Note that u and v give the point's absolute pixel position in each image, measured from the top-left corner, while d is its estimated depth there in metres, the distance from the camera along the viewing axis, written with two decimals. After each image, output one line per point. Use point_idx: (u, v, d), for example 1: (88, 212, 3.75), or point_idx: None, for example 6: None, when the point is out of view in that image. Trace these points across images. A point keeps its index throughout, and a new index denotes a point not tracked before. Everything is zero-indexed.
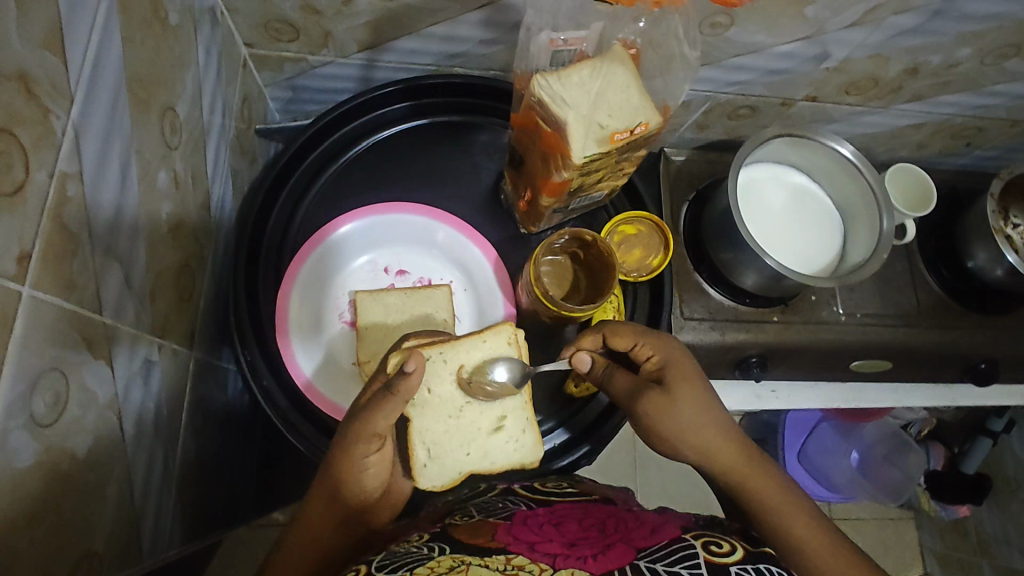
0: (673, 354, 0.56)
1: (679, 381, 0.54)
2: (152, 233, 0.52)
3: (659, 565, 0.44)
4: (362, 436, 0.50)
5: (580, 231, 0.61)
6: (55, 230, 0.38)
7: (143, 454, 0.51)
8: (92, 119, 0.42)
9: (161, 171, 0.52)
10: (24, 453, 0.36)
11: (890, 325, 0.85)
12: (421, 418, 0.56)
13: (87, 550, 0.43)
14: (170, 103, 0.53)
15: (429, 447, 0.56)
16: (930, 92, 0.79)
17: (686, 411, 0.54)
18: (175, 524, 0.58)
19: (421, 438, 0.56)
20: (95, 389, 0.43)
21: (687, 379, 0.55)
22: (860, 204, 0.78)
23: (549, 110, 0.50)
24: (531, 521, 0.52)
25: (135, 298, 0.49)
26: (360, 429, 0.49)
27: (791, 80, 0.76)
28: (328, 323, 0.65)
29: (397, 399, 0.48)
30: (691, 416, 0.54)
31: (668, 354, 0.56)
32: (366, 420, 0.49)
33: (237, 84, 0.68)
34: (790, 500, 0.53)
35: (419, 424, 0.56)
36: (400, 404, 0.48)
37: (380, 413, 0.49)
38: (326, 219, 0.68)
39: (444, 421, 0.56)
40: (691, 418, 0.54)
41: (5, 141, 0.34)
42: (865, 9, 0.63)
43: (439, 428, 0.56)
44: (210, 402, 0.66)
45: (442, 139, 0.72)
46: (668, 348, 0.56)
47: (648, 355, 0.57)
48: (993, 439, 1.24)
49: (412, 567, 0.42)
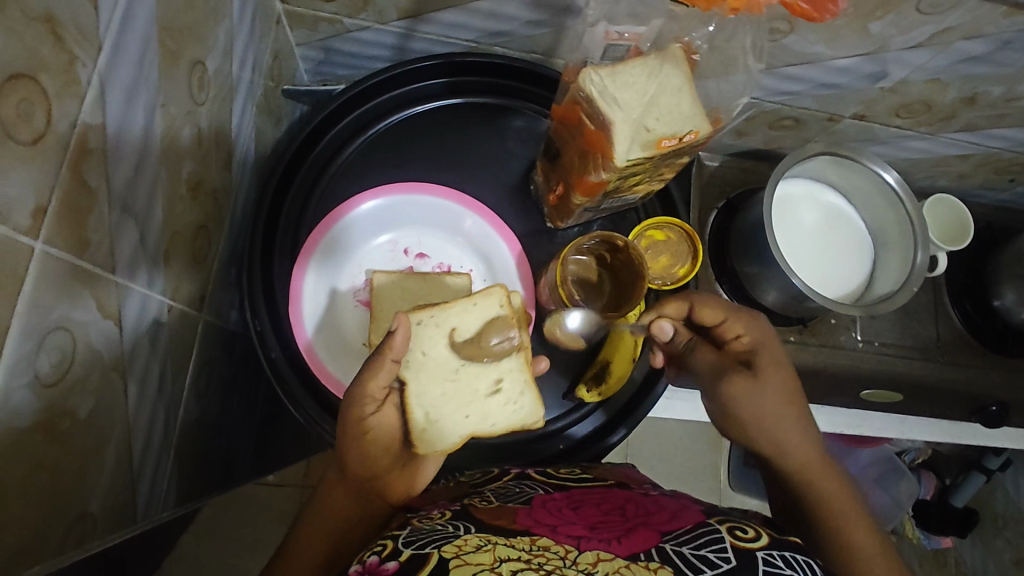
0: (764, 334, 0.58)
1: (769, 366, 0.56)
2: (171, 190, 0.50)
3: (684, 550, 0.46)
4: (356, 399, 0.50)
5: (611, 235, 0.60)
6: (73, 184, 0.37)
7: (145, 416, 0.50)
8: (119, 68, 0.39)
9: (185, 127, 0.50)
10: (26, 412, 0.35)
11: (907, 357, 0.83)
12: (416, 382, 0.52)
13: (81, 512, 0.42)
14: (200, 57, 0.50)
15: (428, 410, 0.53)
16: (984, 124, 0.76)
17: (781, 390, 0.56)
18: (171, 485, 0.58)
19: (416, 401, 0.53)
20: (102, 350, 0.42)
21: (780, 359, 0.57)
22: (895, 233, 0.75)
23: (596, 107, 0.48)
24: (550, 503, 0.54)
25: (148, 259, 0.47)
26: (356, 392, 0.50)
27: (842, 96, 0.73)
28: (344, 301, 0.64)
29: (384, 359, 0.49)
30: (784, 396, 0.56)
31: (758, 337, 0.57)
32: (358, 384, 0.49)
33: (268, 40, 0.65)
34: (841, 494, 0.56)
35: (415, 390, 0.52)
36: (388, 363, 0.48)
37: (371, 376, 0.49)
38: (349, 191, 0.66)
39: (438, 385, 0.53)
40: (783, 397, 0.56)
41: (26, 87, 0.32)
42: (934, 30, 0.60)
43: (437, 389, 0.53)
44: (215, 365, 0.65)
45: (475, 120, 0.69)
46: (759, 329, 0.58)
47: (740, 334, 0.58)
48: (986, 476, 1.19)
49: (440, 546, 0.45)
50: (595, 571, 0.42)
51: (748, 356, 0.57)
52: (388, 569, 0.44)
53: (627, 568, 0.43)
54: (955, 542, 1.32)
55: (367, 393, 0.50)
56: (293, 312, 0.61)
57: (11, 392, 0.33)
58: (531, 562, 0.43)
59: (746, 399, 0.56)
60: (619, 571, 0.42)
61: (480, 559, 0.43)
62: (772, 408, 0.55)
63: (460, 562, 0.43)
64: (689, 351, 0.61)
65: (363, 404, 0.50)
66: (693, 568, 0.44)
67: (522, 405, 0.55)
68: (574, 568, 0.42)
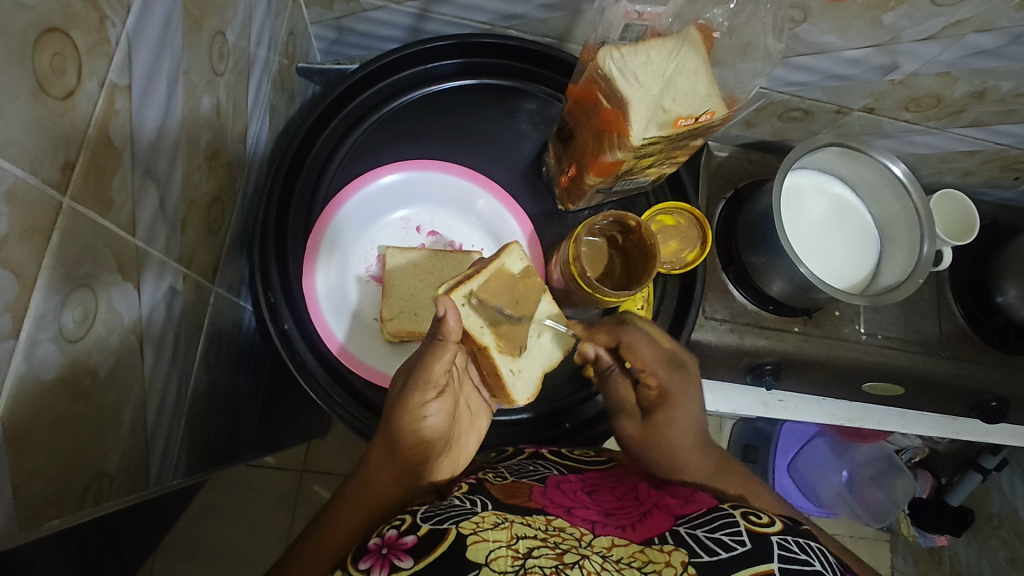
0: (676, 377, 0.62)
1: (675, 401, 0.63)
2: (190, 158, 0.50)
3: (698, 533, 0.48)
4: (420, 385, 0.50)
5: (624, 214, 0.60)
6: (100, 142, 0.37)
7: (159, 381, 0.50)
8: (146, 33, 0.40)
9: (205, 96, 0.51)
10: (50, 364, 0.36)
11: (911, 352, 0.84)
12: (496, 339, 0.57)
13: (98, 471, 0.43)
14: (221, 28, 0.51)
15: (512, 360, 0.59)
16: (992, 119, 0.76)
17: (679, 424, 0.63)
18: (181, 454, 0.58)
19: (498, 355, 0.58)
20: (122, 311, 0.43)
21: (684, 399, 0.63)
22: (903, 225, 0.76)
23: (614, 85, 0.49)
24: (565, 486, 0.55)
25: (167, 225, 0.48)
26: (418, 378, 0.50)
27: (852, 88, 0.73)
28: (355, 277, 0.64)
29: (448, 341, 0.51)
30: (684, 428, 0.63)
31: (668, 381, 0.62)
32: (424, 370, 0.50)
33: (285, 16, 0.66)
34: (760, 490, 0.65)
35: (496, 347, 0.57)
36: (451, 345, 0.51)
37: (435, 360, 0.50)
38: (362, 167, 0.67)
39: (513, 334, 0.58)
40: (686, 428, 0.63)
41: (59, 41, 0.32)
42: (946, 22, 0.61)
43: (510, 337, 0.58)
44: (225, 338, 0.66)
45: (488, 102, 0.70)
46: (672, 373, 0.62)
47: (653, 380, 0.62)
48: (983, 476, 1.19)
49: (458, 522, 0.46)
50: (610, 554, 0.44)
51: (658, 401, 0.63)
52: (406, 543, 0.45)
53: (642, 552, 0.45)
54: (950, 540, 1.32)
55: (431, 379, 0.50)
56: (306, 289, 0.62)
57: (37, 343, 0.34)
58: (546, 541, 0.44)
59: (641, 437, 0.64)
60: (634, 556, 0.45)
61: (496, 536, 0.44)
62: (670, 438, 0.63)
63: (478, 538, 0.44)
64: (608, 376, 0.65)
65: (425, 390, 0.50)
66: (709, 549, 0.45)
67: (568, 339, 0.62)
68: (589, 548, 0.44)
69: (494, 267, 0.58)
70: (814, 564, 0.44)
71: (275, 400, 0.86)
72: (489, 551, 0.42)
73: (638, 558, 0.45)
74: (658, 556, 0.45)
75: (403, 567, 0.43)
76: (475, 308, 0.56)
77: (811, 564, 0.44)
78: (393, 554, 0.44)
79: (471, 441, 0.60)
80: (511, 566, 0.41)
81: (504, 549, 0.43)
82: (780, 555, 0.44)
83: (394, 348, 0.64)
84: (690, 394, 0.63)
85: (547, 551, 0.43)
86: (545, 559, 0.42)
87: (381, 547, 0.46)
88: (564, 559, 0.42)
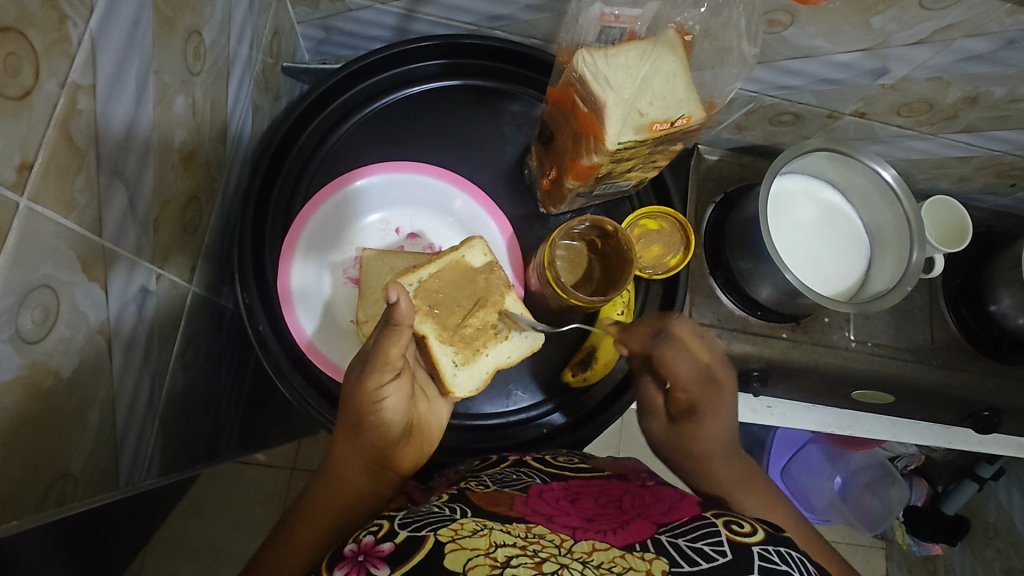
0: (710, 395, 0.59)
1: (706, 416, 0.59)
2: (163, 158, 0.50)
3: (680, 541, 0.47)
4: (378, 366, 0.50)
5: (602, 219, 0.60)
6: (61, 143, 0.37)
7: (130, 381, 0.50)
8: (112, 32, 0.39)
9: (179, 96, 0.50)
10: (6, 366, 0.35)
11: (901, 359, 0.82)
12: (436, 327, 0.58)
13: (62, 472, 0.43)
14: (197, 27, 0.50)
15: (454, 353, 0.59)
16: (986, 125, 0.75)
17: (711, 437, 0.60)
18: (155, 454, 0.58)
19: (437, 343, 0.58)
20: (86, 311, 0.42)
21: (715, 419, 0.60)
22: (893, 232, 0.75)
23: (589, 89, 0.48)
24: (547, 494, 0.55)
25: (137, 226, 0.48)
26: (376, 361, 0.50)
27: (842, 92, 0.72)
28: (332, 278, 0.64)
29: (402, 327, 0.49)
30: (714, 442, 0.60)
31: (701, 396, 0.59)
32: (379, 353, 0.50)
33: (269, 16, 0.65)
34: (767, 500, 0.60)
35: (435, 335, 0.58)
36: (406, 331, 0.49)
37: (390, 343, 0.49)
38: (343, 167, 0.67)
39: (455, 323, 0.59)
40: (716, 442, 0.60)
41: (14, 41, 0.32)
42: (936, 26, 0.59)
43: (455, 326, 0.59)
44: (204, 338, 0.66)
45: (472, 103, 0.69)
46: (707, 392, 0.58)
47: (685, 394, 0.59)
48: (979, 485, 1.17)
49: (437, 529, 0.46)
50: (591, 560, 0.43)
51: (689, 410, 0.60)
52: (382, 551, 0.44)
53: (622, 559, 0.44)
54: (944, 550, 1.30)
55: (387, 359, 0.50)
56: (282, 289, 0.62)
57: None
58: (525, 549, 0.44)
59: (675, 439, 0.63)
60: (614, 561, 0.44)
61: (475, 544, 0.44)
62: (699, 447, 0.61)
63: (456, 546, 0.44)
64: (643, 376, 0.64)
65: (381, 371, 0.50)
66: (689, 560, 0.44)
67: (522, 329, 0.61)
68: (569, 557, 0.43)
69: (450, 259, 0.60)
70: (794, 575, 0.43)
71: (260, 399, 0.86)
72: (468, 560, 0.42)
73: (618, 564, 0.43)
74: (639, 563, 0.44)
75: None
76: (419, 296, 0.58)
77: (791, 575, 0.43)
78: (369, 561, 0.43)
79: (435, 427, 0.60)
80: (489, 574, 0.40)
81: (483, 557, 0.42)
82: (761, 565, 0.43)
83: None
84: (722, 412, 0.59)
85: (526, 560, 0.42)
86: (523, 568, 0.41)
87: (357, 553, 0.45)
88: (543, 568, 0.41)
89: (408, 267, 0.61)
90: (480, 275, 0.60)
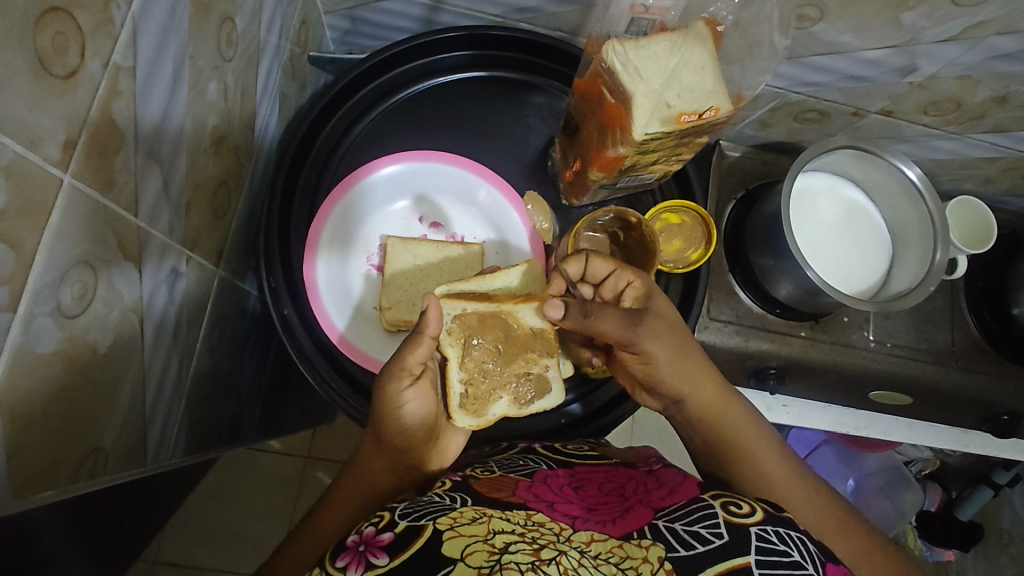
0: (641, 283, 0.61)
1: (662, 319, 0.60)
2: (195, 142, 0.51)
3: (676, 526, 0.47)
4: (393, 372, 0.52)
5: (626, 211, 0.62)
6: (102, 121, 0.37)
7: (159, 359, 0.52)
8: (150, 15, 0.40)
9: (211, 82, 0.51)
10: (47, 339, 0.36)
11: (919, 360, 0.81)
12: (461, 354, 0.56)
13: (95, 445, 0.44)
14: (229, 13, 0.51)
15: (465, 384, 0.56)
16: (1013, 125, 0.74)
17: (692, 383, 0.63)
18: (180, 433, 0.59)
19: (455, 369, 0.56)
20: (122, 290, 0.43)
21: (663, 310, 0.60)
22: (917, 231, 0.74)
23: (617, 78, 0.49)
24: (552, 481, 0.55)
25: (170, 207, 0.49)
26: (393, 365, 0.52)
27: (869, 89, 0.71)
28: (356, 266, 0.65)
29: (423, 336, 0.51)
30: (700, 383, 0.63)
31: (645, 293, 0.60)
32: (397, 358, 0.52)
33: (298, 4, 0.66)
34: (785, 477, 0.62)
35: (457, 361, 0.56)
36: (427, 340, 0.51)
37: (409, 351, 0.51)
38: (368, 156, 0.67)
39: (483, 358, 0.56)
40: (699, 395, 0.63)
41: (62, 22, 0.33)
42: (967, 23, 0.59)
43: (481, 360, 0.56)
44: (229, 320, 0.67)
45: (496, 94, 0.70)
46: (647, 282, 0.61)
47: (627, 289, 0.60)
48: (994, 491, 1.15)
49: (434, 518, 0.46)
50: (588, 550, 0.44)
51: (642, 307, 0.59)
52: (383, 540, 0.45)
53: (620, 548, 0.44)
54: (958, 556, 1.28)
55: (405, 366, 0.52)
56: (309, 287, 0.63)
57: (34, 319, 0.35)
58: (524, 536, 0.44)
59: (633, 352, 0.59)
60: (612, 551, 0.44)
61: (474, 531, 0.44)
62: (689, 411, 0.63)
63: (455, 534, 0.44)
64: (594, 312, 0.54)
65: (399, 377, 0.52)
66: (686, 543, 0.44)
67: (547, 388, 0.59)
68: (567, 544, 0.44)
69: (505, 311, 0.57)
70: (792, 555, 0.44)
71: (277, 387, 0.87)
72: (465, 547, 0.42)
73: (616, 553, 0.44)
74: (635, 551, 0.44)
75: (379, 564, 0.43)
76: (456, 324, 0.56)
77: (790, 555, 0.44)
78: (370, 551, 0.44)
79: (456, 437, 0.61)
80: (488, 561, 0.41)
81: (481, 544, 0.43)
82: (757, 546, 0.44)
83: (392, 337, 0.65)
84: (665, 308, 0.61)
85: (525, 546, 0.42)
86: (522, 554, 0.41)
87: (358, 543, 0.46)
88: (542, 556, 0.41)
89: (456, 286, 0.59)
90: (524, 330, 0.58)
